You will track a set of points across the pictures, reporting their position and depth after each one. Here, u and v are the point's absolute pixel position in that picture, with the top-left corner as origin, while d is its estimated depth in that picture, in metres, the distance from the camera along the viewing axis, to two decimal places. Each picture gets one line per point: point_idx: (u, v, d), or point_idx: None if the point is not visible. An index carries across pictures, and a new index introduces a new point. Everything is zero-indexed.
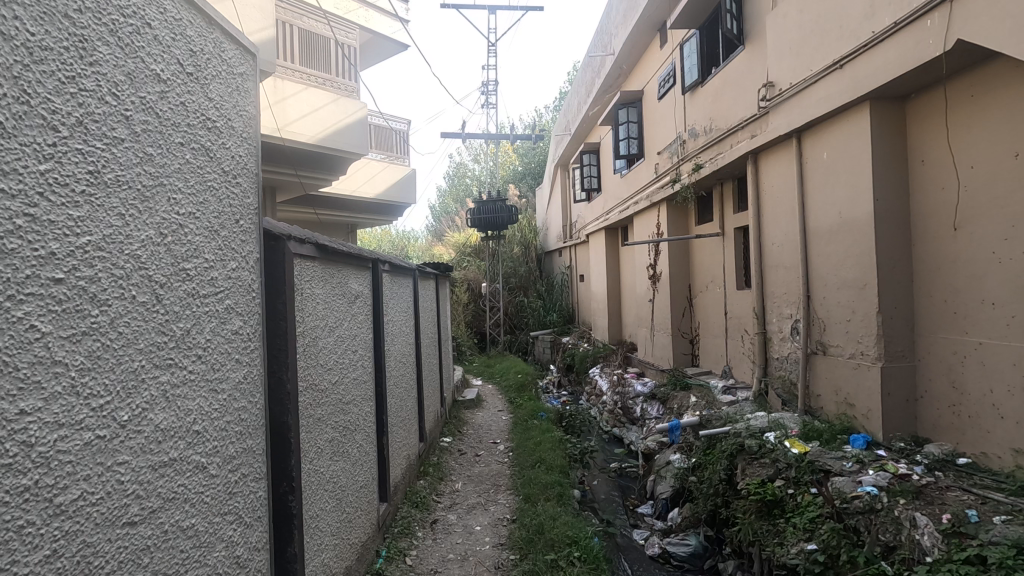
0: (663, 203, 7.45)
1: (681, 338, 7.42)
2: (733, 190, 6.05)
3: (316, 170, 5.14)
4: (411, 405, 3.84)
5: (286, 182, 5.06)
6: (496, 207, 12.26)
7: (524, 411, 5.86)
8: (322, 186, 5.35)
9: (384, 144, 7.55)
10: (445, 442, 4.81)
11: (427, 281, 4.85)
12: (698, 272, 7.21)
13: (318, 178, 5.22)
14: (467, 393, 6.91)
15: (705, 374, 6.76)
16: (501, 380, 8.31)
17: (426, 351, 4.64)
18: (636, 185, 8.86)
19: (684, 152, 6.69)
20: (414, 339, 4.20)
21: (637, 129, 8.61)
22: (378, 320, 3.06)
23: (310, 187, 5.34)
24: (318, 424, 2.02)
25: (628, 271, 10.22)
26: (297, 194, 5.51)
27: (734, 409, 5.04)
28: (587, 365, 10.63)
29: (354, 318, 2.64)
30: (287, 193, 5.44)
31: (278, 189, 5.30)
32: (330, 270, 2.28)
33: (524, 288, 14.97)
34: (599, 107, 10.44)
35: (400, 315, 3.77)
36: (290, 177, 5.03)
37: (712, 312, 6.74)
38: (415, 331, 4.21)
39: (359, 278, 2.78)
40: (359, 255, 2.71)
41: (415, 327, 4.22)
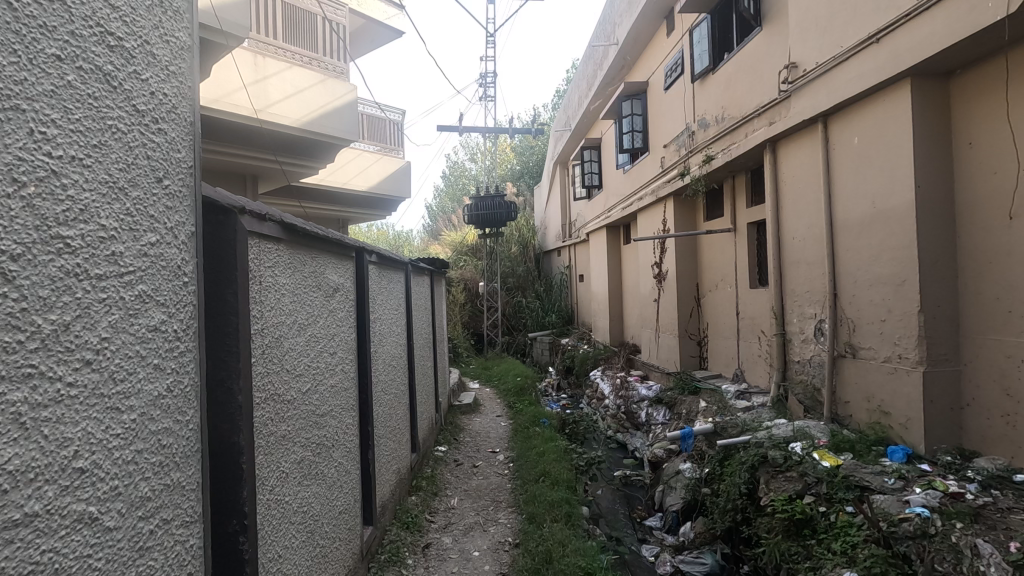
0: (670, 197, 7.12)
1: (688, 340, 7.08)
2: (746, 182, 5.72)
3: (302, 156, 4.79)
4: (402, 412, 3.49)
5: (268, 170, 4.71)
6: (494, 203, 11.89)
7: (525, 417, 5.50)
8: (308, 173, 5.01)
9: (377, 135, 7.19)
10: (440, 451, 4.45)
11: (421, 278, 4.49)
12: (706, 269, 6.87)
13: (304, 165, 4.87)
14: (463, 398, 6.55)
15: (714, 378, 6.41)
16: (500, 383, 7.96)
17: (420, 354, 4.29)
18: (640, 180, 8.52)
19: (693, 144, 6.36)
20: (406, 339, 3.83)
21: (641, 122, 8.27)
22: (364, 318, 2.72)
23: (295, 174, 5.00)
24: (282, 442, 1.67)
25: (630, 270, 9.88)
26: (281, 183, 5.16)
27: (751, 415, 4.69)
28: (587, 368, 10.29)
29: (332, 314, 2.28)
30: (270, 182, 5.08)
31: (259, 177, 4.96)
32: (299, 257, 1.93)
33: (522, 289, 14.62)
34: (601, 100, 10.10)
35: (391, 313, 3.41)
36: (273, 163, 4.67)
37: (723, 313, 6.40)
38: (407, 331, 3.85)
39: (340, 269, 2.42)
40: (339, 242, 2.35)
41: (407, 326, 3.85)
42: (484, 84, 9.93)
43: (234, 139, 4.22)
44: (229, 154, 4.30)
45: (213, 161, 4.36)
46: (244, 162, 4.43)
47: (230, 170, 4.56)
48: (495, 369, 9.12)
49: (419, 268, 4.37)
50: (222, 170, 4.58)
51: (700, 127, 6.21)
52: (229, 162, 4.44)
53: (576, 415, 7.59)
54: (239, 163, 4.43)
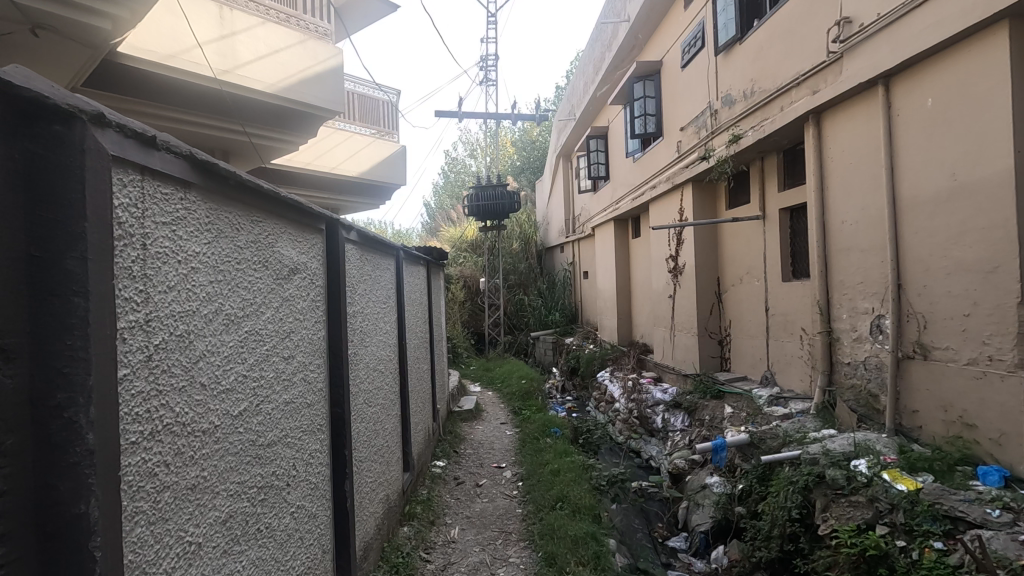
0: (688, 184, 6.55)
1: (708, 339, 6.51)
2: (777, 164, 5.15)
3: (279, 127, 4.31)
4: (395, 425, 2.92)
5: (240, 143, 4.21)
6: (495, 195, 11.30)
7: (533, 425, 4.93)
8: (287, 148, 4.53)
9: (369, 117, 6.62)
10: (438, 468, 3.88)
11: (417, 268, 3.93)
12: (728, 262, 6.31)
13: (281, 138, 4.39)
14: (464, 403, 5.96)
15: (740, 382, 5.85)
16: (502, 385, 7.38)
17: (416, 356, 3.72)
18: (653, 168, 7.95)
19: (716, 124, 5.80)
20: (399, 339, 3.26)
21: (655, 104, 7.70)
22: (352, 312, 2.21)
23: (271, 147, 4.51)
24: (200, 496, 1.08)
25: (640, 265, 9.33)
26: (256, 159, 4.66)
27: (792, 425, 4.12)
28: (594, 369, 9.74)
29: (314, 304, 1.79)
30: (243, 158, 4.57)
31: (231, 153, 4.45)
32: (261, 223, 1.43)
33: (523, 286, 14.06)
34: (609, 85, 9.53)
35: (384, 309, 2.83)
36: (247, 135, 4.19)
37: (749, 310, 5.84)
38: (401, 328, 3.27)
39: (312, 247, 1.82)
40: (307, 210, 1.74)
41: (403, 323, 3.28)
42: (485, 68, 9.34)
43: (198, 105, 3.71)
44: (192, 123, 3.80)
45: (175, 131, 3.85)
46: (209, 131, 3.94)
47: (196, 143, 4.05)
48: (497, 371, 8.53)
49: (416, 257, 3.81)
50: (187, 143, 4.07)
51: (725, 104, 5.64)
52: (194, 133, 3.93)
53: (586, 421, 7.02)
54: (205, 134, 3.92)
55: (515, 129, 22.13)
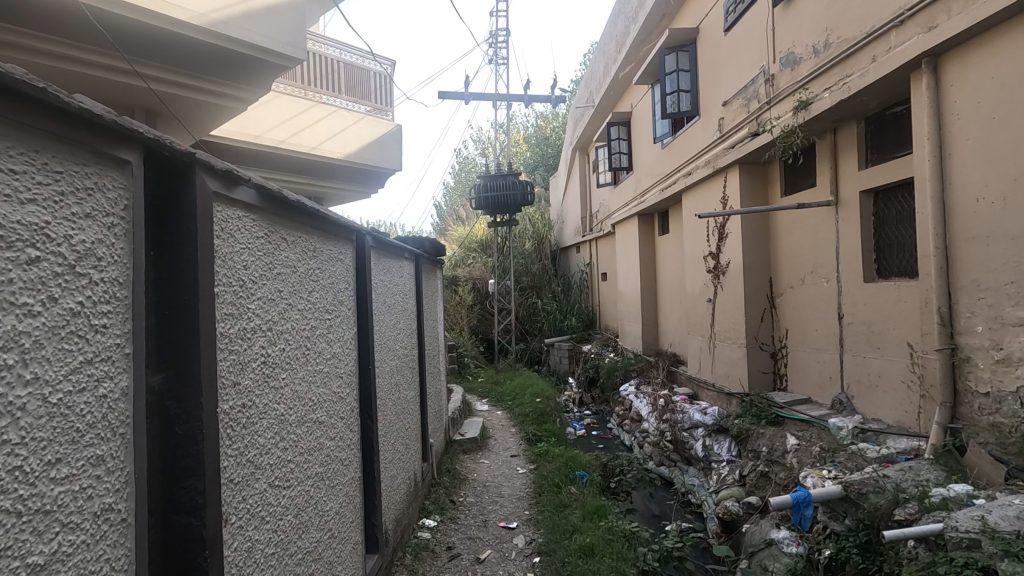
0: (733, 166, 5.53)
1: (757, 352, 5.47)
2: (858, 136, 4.12)
3: (225, 78, 3.69)
4: (347, 499, 1.91)
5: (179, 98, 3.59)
6: (508, 184, 10.30)
7: (552, 464, 3.93)
8: (235, 107, 3.88)
9: (359, 91, 5.69)
10: (425, 533, 2.88)
11: (400, 262, 2.95)
12: (782, 260, 5.27)
13: (226, 93, 3.76)
14: (467, 428, 4.97)
15: (802, 405, 4.79)
16: (513, 403, 6.35)
17: (396, 383, 2.74)
18: (686, 153, 6.93)
19: (773, 90, 4.77)
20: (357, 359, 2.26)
21: (689, 79, 6.68)
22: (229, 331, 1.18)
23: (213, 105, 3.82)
24: None
25: (670, 265, 8.32)
26: (202, 123, 4.01)
27: (900, 472, 3.07)
28: (616, 381, 8.81)
29: (102, 322, 0.83)
30: (185, 122, 3.93)
31: (155, 114, 3.74)
32: None
33: (537, 289, 13.05)
34: (633, 65, 8.55)
35: (327, 322, 1.81)
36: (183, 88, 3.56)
37: (813, 318, 4.79)
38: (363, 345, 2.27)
39: (112, 204, 0.87)
40: (82, 115, 0.78)
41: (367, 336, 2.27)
42: (494, 45, 8.36)
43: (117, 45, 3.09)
44: (110, 70, 3.17)
45: (78, 75, 3.12)
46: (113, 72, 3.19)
47: (118, 99, 3.42)
48: (506, 385, 7.51)
49: (396, 246, 2.84)
50: (113, 99, 3.45)
51: (785, 66, 4.62)
52: (114, 85, 3.30)
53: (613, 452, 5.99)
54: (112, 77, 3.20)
55: (528, 124, 21.18)
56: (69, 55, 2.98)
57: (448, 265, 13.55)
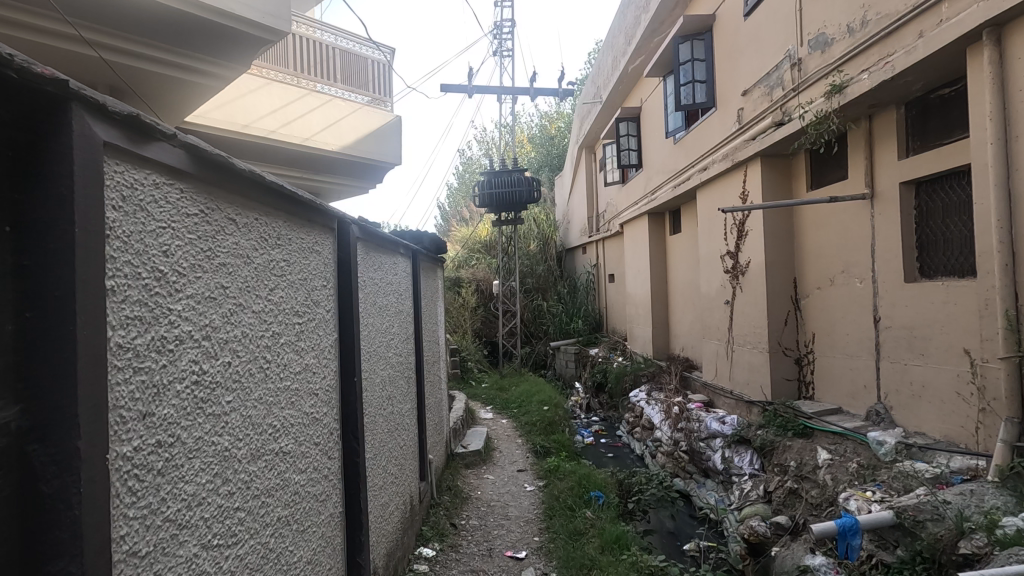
0: (755, 159, 5.18)
1: (781, 358, 5.10)
2: (898, 121, 3.77)
3: (199, 54, 3.37)
4: (321, 543, 1.56)
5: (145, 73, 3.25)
6: (512, 181, 9.99)
7: (563, 482, 3.59)
8: (208, 83, 3.55)
9: (357, 80, 5.38)
10: (422, 565, 2.54)
11: (394, 259, 2.61)
12: (808, 259, 4.91)
13: (198, 69, 3.43)
14: (469, 439, 4.63)
15: (833, 415, 4.43)
16: (519, 411, 6.01)
17: (388, 395, 2.40)
18: (701, 148, 6.58)
19: (801, 75, 4.42)
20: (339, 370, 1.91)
21: (704, 69, 6.34)
22: (135, 342, 0.84)
23: (189, 86, 3.52)
24: None
25: (682, 266, 7.97)
26: (175, 105, 3.69)
27: (959, 496, 2.72)
28: (626, 386, 8.45)
29: None
30: (154, 101, 3.60)
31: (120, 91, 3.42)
32: None
33: (542, 291, 12.75)
34: (643, 57, 8.23)
35: (298, 327, 1.46)
36: (149, 62, 3.23)
37: (844, 321, 4.42)
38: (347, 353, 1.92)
39: None
40: None
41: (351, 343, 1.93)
42: (499, 36, 8.05)
43: (71, 11, 2.76)
44: (60, 37, 2.86)
45: (22, 43, 2.80)
46: (63, 40, 2.87)
47: (72, 71, 3.10)
48: (511, 391, 7.18)
49: (389, 240, 2.50)
50: (68, 69, 3.11)
51: (814, 48, 4.27)
52: (66, 55, 2.99)
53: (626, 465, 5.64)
54: (58, 44, 2.87)
55: (533, 125, 20.90)
56: (13, 19, 2.66)
57: (451, 267, 13.23)
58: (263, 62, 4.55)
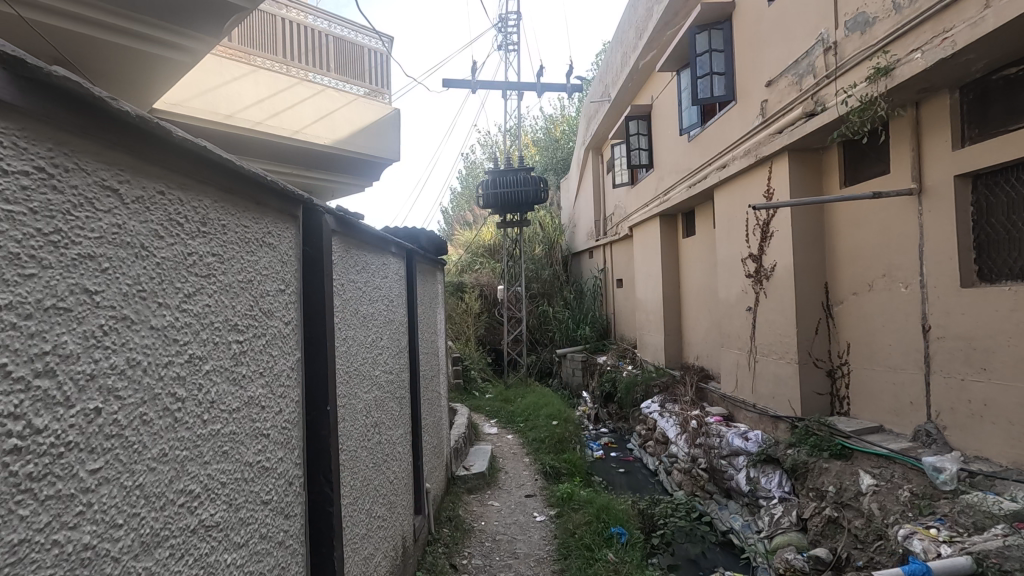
0: (782, 154, 4.79)
1: (812, 369, 4.68)
2: (952, 106, 3.37)
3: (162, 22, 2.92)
4: None
5: (100, 45, 2.82)
6: (517, 181, 9.63)
7: (579, 513, 3.19)
8: (173, 55, 3.07)
9: (352, 70, 5.01)
10: None
11: (382, 260, 2.21)
12: (841, 261, 4.50)
13: (162, 37, 2.96)
14: (472, 459, 4.23)
15: (873, 434, 4.01)
16: (526, 426, 5.59)
17: (375, 423, 1.99)
18: (719, 144, 6.19)
19: (837, 59, 4.03)
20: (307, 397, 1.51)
21: (723, 60, 5.95)
22: None
23: (159, 59, 3.07)
24: None
25: (697, 270, 7.56)
26: (146, 86, 3.31)
27: None
28: (637, 397, 8.03)
29: None
30: (120, 79, 3.20)
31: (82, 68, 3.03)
32: None
33: (548, 296, 12.41)
34: (656, 52, 7.85)
35: (238, 345, 1.07)
36: (97, 27, 2.75)
37: (886, 331, 4.01)
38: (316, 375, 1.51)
39: None
40: None
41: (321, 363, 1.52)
42: (504, 30, 7.70)
43: None
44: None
45: None
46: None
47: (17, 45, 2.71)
48: (517, 403, 6.78)
49: (376, 238, 2.10)
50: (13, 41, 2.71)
51: (853, 30, 3.88)
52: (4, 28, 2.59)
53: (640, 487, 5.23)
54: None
55: (537, 128, 20.52)
56: None
57: (454, 271, 12.84)
58: (249, 48, 4.20)
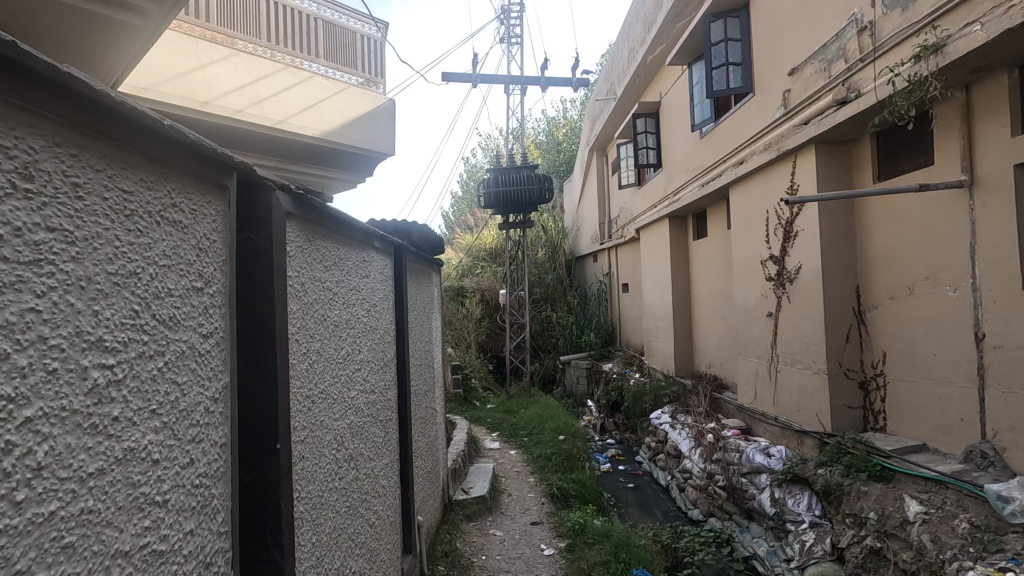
0: (807, 146, 4.41)
1: (843, 381, 4.29)
2: (1010, 87, 3.00)
3: None
4: None
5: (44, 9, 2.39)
6: (520, 179, 9.28)
7: (594, 549, 2.81)
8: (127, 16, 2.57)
9: (343, 57, 4.66)
10: None
11: (363, 257, 1.82)
12: (875, 262, 4.12)
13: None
14: (471, 480, 3.85)
15: (916, 454, 3.63)
16: (530, 440, 5.19)
17: (350, 456, 1.62)
18: (736, 140, 5.81)
19: (873, 40, 3.66)
20: (247, 434, 1.14)
21: (740, 50, 5.58)
22: None
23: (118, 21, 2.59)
24: None
25: (710, 274, 7.19)
26: (106, 62, 2.88)
27: None
28: (646, 407, 7.64)
29: None
30: (86, 50, 2.77)
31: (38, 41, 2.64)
32: None
33: (551, 301, 12.03)
34: (665, 45, 7.50)
35: (105, 370, 0.69)
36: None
37: (930, 339, 3.62)
38: (260, 404, 1.14)
39: None
40: None
41: (266, 387, 1.14)
42: (506, 22, 7.36)
43: None
44: None
45: None
46: None
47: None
48: (521, 414, 6.38)
49: (353, 229, 1.71)
50: None
51: (893, 7, 3.52)
52: None
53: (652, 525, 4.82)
54: None
55: (539, 129, 20.12)
56: None
57: (454, 275, 12.46)
58: (227, 29, 3.86)
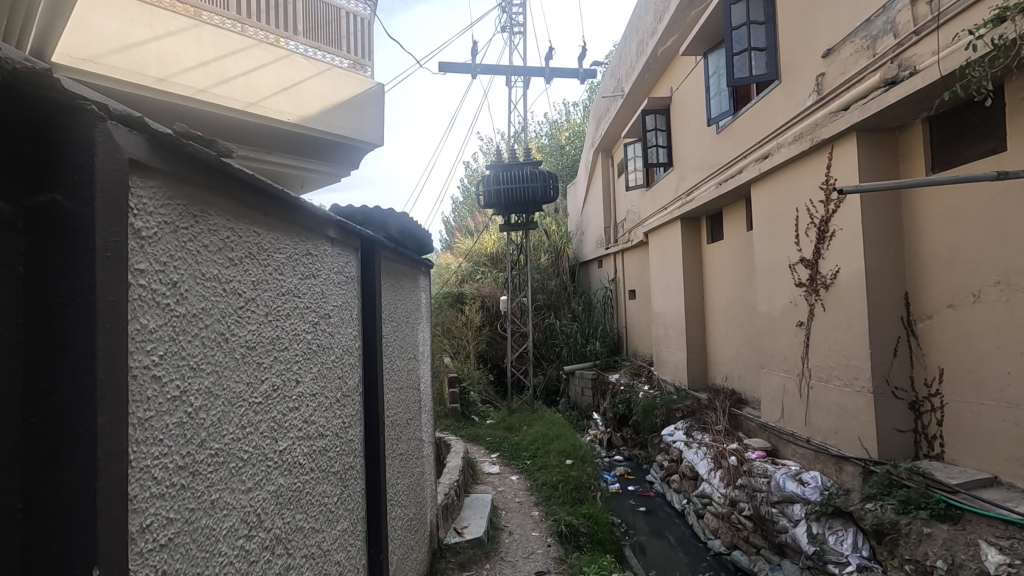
0: (848, 135, 3.91)
1: (890, 401, 3.76)
2: None
3: None
4: None
5: None
6: (523, 179, 8.78)
7: None
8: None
9: (324, 36, 4.18)
10: None
11: (305, 247, 1.30)
12: (930, 265, 3.59)
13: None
14: (467, 516, 3.34)
15: (987, 489, 3.10)
16: (533, 464, 4.66)
17: (275, 542, 1.10)
18: (758, 133, 5.32)
19: (935, 8, 3.16)
20: (30, 560, 0.63)
21: (764, 34, 5.09)
22: None
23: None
24: None
25: (727, 280, 6.68)
26: (9, 20, 2.04)
27: None
28: (657, 423, 7.11)
29: None
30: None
31: None
32: None
33: (554, 309, 11.54)
34: (678, 35, 7.02)
35: None
36: None
37: (1002, 355, 3.10)
38: (59, 502, 0.64)
39: None
40: None
41: (65, 473, 0.64)
42: (508, 10, 6.90)
43: None
44: None
45: None
46: None
47: None
48: (522, 433, 5.84)
49: (288, 208, 1.20)
50: None
51: None
52: None
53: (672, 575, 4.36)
54: None
55: (541, 132, 19.77)
56: None
57: (453, 281, 11.96)
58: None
